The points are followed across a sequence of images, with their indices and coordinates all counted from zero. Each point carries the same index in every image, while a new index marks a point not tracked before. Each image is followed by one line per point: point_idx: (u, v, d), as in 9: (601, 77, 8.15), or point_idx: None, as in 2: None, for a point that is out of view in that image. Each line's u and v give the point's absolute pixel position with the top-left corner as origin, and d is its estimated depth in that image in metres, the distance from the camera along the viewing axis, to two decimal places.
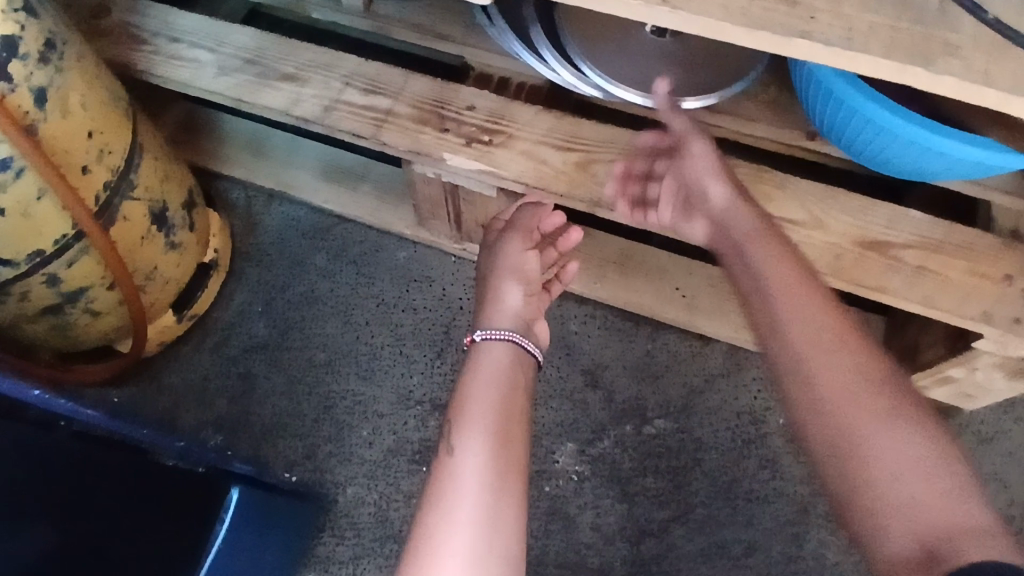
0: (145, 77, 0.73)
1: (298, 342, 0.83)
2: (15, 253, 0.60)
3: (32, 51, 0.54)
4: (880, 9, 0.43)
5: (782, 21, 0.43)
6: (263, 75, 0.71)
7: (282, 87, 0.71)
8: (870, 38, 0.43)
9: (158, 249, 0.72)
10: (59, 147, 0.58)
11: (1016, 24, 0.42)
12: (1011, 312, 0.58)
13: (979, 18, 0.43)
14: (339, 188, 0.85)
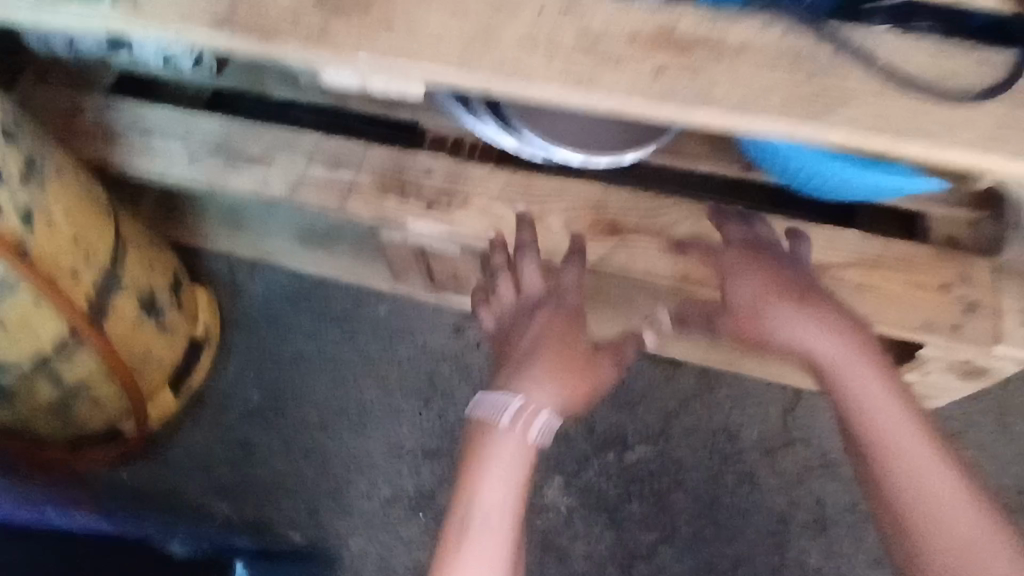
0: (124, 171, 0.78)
1: (293, 404, 0.87)
2: (18, 358, 0.64)
3: (14, 176, 0.59)
4: (775, 67, 0.46)
5: (682, 91, 0.46)
6: (233, 161, 0.76)
7: (252, 170, 0.75)
8: (763, 99, 0.45)
9: (150, 333, 0.76)
10: (48, 257, 0.62)
11: (902, 69, 0.45)
12: (946, 320, 0.62)
13: (869, 70, 0.45)
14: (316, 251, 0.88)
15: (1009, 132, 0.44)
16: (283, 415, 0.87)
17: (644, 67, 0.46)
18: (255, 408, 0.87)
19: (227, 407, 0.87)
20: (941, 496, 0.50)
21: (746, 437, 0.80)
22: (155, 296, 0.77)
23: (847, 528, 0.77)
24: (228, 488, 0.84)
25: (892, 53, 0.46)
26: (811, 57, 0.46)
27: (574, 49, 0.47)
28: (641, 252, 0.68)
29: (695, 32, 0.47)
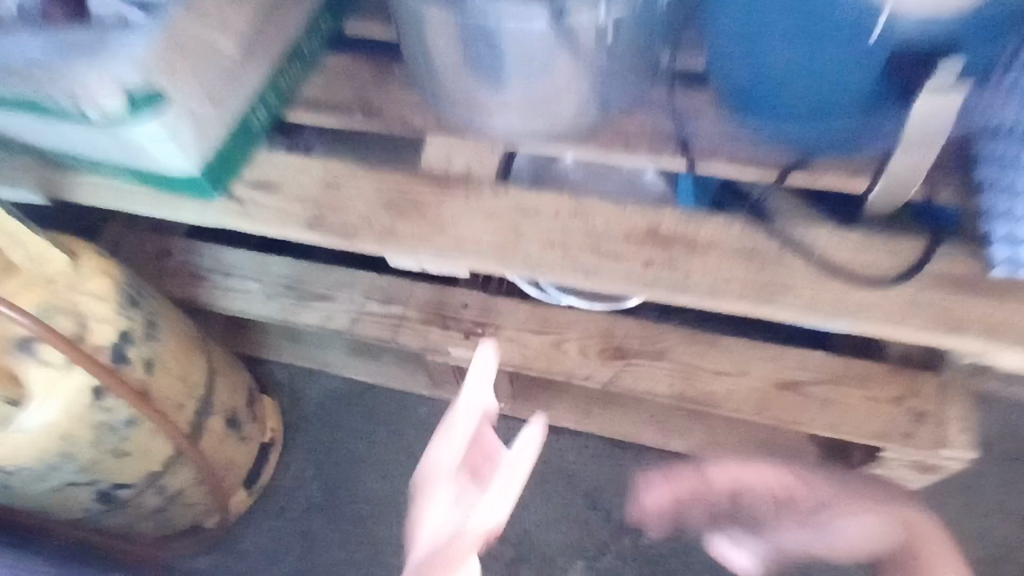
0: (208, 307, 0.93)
1: (347, 497, 1.00)
2: (135, 478, 0.77)
3: (138, 333, 0.72)
4: (734, 260, 0.60)
5: (665, 280, 0.61)
6: (302, 298, 0.91)
7: (318, 307, 0.90)
8: (729, 285, 0.59)
9: (231, 442, 0.90)
10: (163, 396, 0.76)
11: (834, 257, 0.59)
12: (901, 428, 0.75)
13: (808, 262, 0.59)
14: (365, 360, 1.03)
15: (919, 300, 0.57)
16: (339, 507, 0.99)
17: (636, 261, 0.62)
18: (314, 501, 1.00)
19: (290, 502, 1.00)
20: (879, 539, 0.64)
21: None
22: (235, 413, 0.90)
23: None
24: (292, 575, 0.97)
25: (825, 245, 0.60)
26: (763, 250, 0.60)
27: (582, 249, 0.63)
28: (644, 373, 0.82)
29: (674, 232, 0.62)
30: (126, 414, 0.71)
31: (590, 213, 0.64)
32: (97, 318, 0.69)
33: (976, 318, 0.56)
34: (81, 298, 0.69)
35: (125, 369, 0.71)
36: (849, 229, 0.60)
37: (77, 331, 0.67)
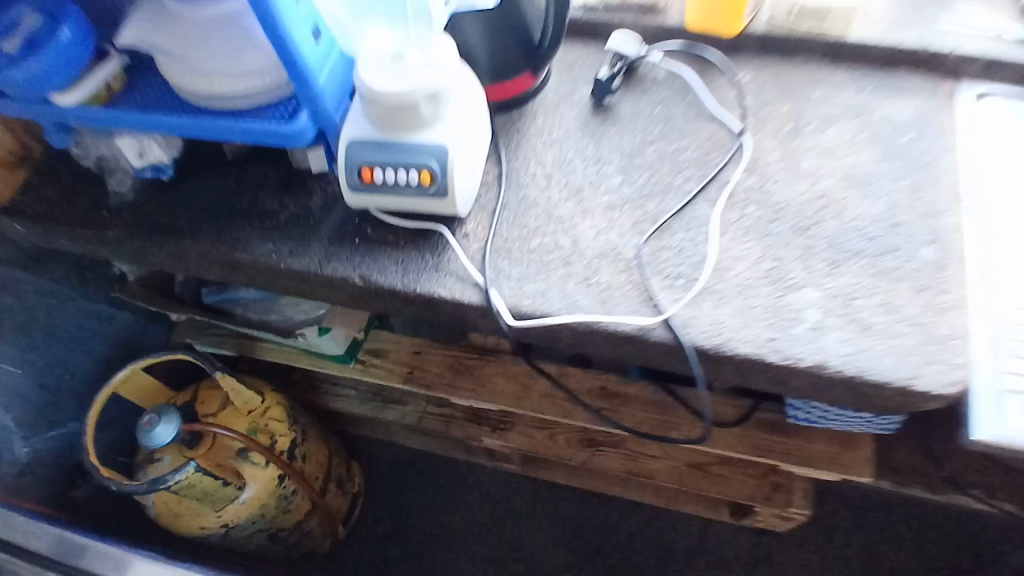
0: (315, 406, 1.32)
1: (409, 537, 1.41)
2: (292, 524, 1.18)
3: (296, 435, 1.16)
4: (646, 408, 1.07)
5: (610, 417, 1.06)
6: (384, 401, 1.31)
7: (395, 408, 1.31)
8: (639, 424, 1.06)
9: (338, 496, 1.31)
10: (308, 471, 1.19)
11: (702, 406, 1.05)
12: (764, 494, 1.21)
13: (685, 413, 1.05)
14: (421, 437, 1.40)
15: (739, 436, 1.04)
16: (402, 544, 1.40)
17: (594, 406, 1.07)
18: (384, 538, 1.41)
19: (368, 539, 1.41)
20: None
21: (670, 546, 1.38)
22: (340, 478, 1.32)
23: None
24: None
25: (699, 397, 1.06)
26: (666, 402, 1.06)
27: (561, 398, 1.08)
28: (608, 455, 1.26)
29: (617, 389, 1.08)
30: (291, 485, 1.13)
31: (567, 375, 1.08)
32: (278, 433, 1.13)
33: (771, 452, 1.03)
34: (266, 420, 1.13)
35: (289, 458, 1.15)
36: (712, 392, 1.06)
37: (270, 442, 1.12)
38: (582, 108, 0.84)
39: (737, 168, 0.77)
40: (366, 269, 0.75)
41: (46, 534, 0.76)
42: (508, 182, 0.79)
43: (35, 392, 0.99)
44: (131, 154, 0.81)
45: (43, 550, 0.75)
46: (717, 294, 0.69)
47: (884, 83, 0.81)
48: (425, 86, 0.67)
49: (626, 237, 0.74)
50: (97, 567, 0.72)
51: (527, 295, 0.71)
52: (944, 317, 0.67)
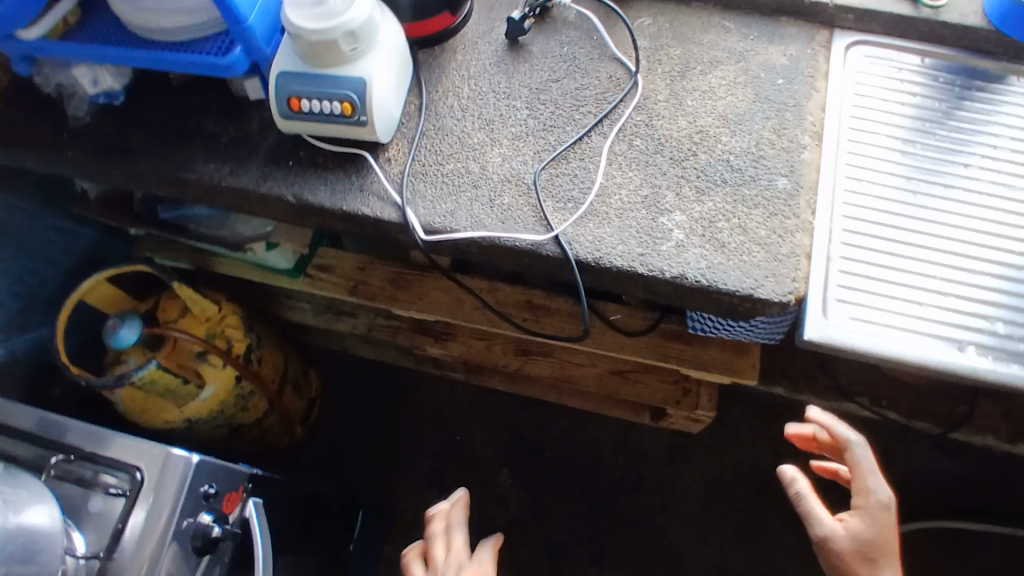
0: (271, 318, 1.44)
1: (362, 438, 1.55)
2: (250, 421, 1.31)
3: (252, 342, 1.28)
4: (566, 317, 1.17)
5: (532, 327, 1.17)
6: (337, 312, 1.42)
7: (346, 320, 1.42)
8: (558, 330, 1.17)
9: (294, 399, 1.45)
10: (264, 374, 1.31)
11: (615, 316, 1.18)
12: (675, 397, 1.34)
13: (598, 320, 1.18)
14: (372, 346, 1.52)
15: (647, 342, 1.16)
16: (357, 443, 1.55)
17: (519, 316, 1.18)
18: (341, 438, 1.55)
19: (326, 438, 1.56)
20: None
21: (599, 445, 1.52)
22: (296, 383, 1.45)
23: (653, 492, 1.47)
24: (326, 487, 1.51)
25: (613, 309, 1.18)
26: (583, 313, 1.18)
27: (484, 310, 1.19)
28: (538, 362, 1.38)
29: (541, 301, 1.19)
30: (248, 386, 1.25)
31: (496, 289, 1.19)
32: (234, 338, 1.24)
33: (675, 357, 1.15)
34: (222, 327, 1.24)
35: (247, 362, 1.26)
36: (625, 305, 1.18)
37: (226, 346, 1.23)
38: (498, 46, 0.93)
39: (627, 106, 0.88)
40: (299, 188, 0.85)
41: (19, 411, 0.78)
42: (427, 114, 0.89)
43: (8, 297, 1.08)
44: (86, 82, 0.89)
45: (13, 422, 0.78)
46: (598, 216, 0.81)
47: (765, 30, 0.92)
48: (344, 25, 0.75)
49: (527, 165, 0.85)
50: (68, 437, 0.76)
51: (438, 214, 0.82)
52: (790, 236, 0.78)
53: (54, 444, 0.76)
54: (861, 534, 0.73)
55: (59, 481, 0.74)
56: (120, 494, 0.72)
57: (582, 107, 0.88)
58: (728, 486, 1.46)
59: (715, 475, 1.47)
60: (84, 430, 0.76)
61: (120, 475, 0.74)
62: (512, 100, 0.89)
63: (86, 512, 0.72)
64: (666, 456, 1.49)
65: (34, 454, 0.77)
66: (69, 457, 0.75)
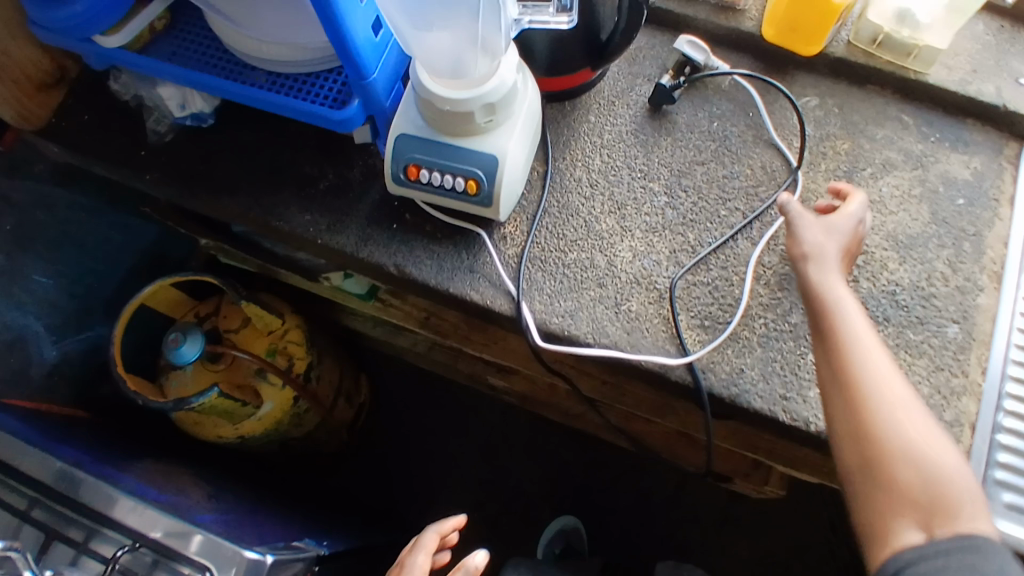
0: (328, 324, 1.36)
1: (406, 449, 1.49)
2: (302, 433, 1.26)
3: (311, 359, 1.20)
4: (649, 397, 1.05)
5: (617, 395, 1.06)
6: (396, 329, 1.33)
7: (405, 336, 1.33)
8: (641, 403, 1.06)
9: (347, 409, 1.38)
10: (320, 390, 1.24)
11: None
12: (744, 471, 1.25)
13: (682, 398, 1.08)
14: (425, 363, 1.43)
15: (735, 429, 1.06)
16: (399, 456, 1.49)
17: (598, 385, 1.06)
18: (385, 448, 1.50)
19: (370, 445, 1.50)
20: (957, 462, 0.55)
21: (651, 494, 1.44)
22: (349, 394, 1.37)
23: (700, 553, 1.41)
24: (366, 498, 1.46)
25: None
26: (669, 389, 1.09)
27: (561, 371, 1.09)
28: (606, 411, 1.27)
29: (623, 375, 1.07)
30: (305, 404, 1.19)
31: None
32: (296, 356, 1.16)
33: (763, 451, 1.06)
34: (283, 343, 1.16)
35: (307, 381, 1.19)
36: None
37: (286, 364, 1.15)
38: (637, 109, 0.81)
39: (781, 206, 0.76)
40: (401, 260, 0.75)
41: (47, 462, 0.74)
42: (551, 186, 0.78)
43: (69, 301, 0.99)
44: (173, 104, 0.79)
45: (43, 480, 0.73)
46: (741, 343, 0.71)
47: (948, 132, 0.79)
48: (483, 98, 0.64)
49: (661, 266, 0.74)
50: (96, 504, 0.71)
51: (556, 314, 0.73)
52: (956, 401, 0.68)
53: (125, 528, 0.70)
54: (813, 228, 0.68)
55: None
56: None
57: (727, 198, 0.77)
58: (778, 559, 1.40)
59: (766, 546, 1.40)
60: (126, 503, 0.71)
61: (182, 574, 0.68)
62: (647, 176, 0.78)
63: None
64: (717, 518, 1.42)
65: (95, 532, 0.70)
66: (136, 546, 0.69)
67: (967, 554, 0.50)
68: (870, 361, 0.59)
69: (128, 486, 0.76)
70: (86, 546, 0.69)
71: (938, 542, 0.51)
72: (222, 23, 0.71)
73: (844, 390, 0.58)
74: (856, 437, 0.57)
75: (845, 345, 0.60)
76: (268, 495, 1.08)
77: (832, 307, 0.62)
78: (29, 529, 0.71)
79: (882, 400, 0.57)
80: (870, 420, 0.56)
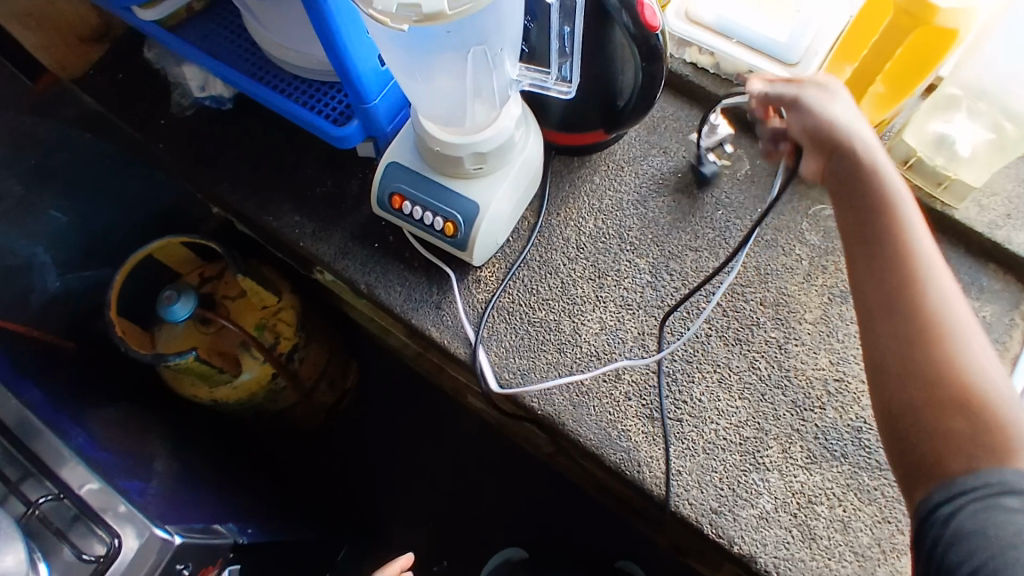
0: (328, 308, 1.37)
1: (385, 445, 1.41)
2: (279, 409, 1.26)
3: (299, 341, 1.19)
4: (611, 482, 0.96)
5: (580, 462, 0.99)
6: (387, 330, 1.30)
7: (396, 339, 1.31)
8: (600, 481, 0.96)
9: (328, 398, 1.35)
10: (304, 373, 1.24)
11: None
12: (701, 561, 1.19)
13: None
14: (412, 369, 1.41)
15: None
16: None
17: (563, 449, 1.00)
18: None
19: (349, 429, 1.42)
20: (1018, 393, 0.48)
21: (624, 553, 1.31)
22: (331, 377, 1.33)
23: None
24: None
25: None
26: None
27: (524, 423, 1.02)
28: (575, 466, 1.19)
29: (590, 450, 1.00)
30: (282, 383, 1.18)
31: None
32: (283, 335, 1.16)
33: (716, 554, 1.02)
34: (275, 320, 1.16)
35: (293, 362, 1.19)
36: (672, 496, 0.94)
37: (272, 342, 1.15)
38: (645, 181, 0.79)
39: (764, 311, 0.73)
40: (374, 281, 0.76)
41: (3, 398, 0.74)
42: (537, 239, 0.77)
43: (79, 239, 1.03)
44: (195, 84, 0.83)
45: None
46: (686, 444, 0.69)
47: (964, 273, 0.74)
48: (472, 148, 0.63)
49: (624, 344, 0.72)
50: (36, 446, 0.71)
51: (508, 370, 0.72)
52: (894, 558, 0.64)
53: (49, 476, 0.70)
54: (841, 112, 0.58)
55: (38, 520, 0.67)
56: (95, 561, 0.66)
57: (711, 284, 0.75)
58: None
59: None
60: (64, 454, 0.72)
61: (98, 535, 0.68)
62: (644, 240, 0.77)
63: (58, 551, 0.67)
64: None
65: (30, 475, 0.70)
66: (60, 497, 0.69)
67: (1000, 497, 0.42)
68: (928, 281, 0.51)
69: (70, 437, 0.76)
70: (16, 486, 0.69)
71: (969, 474, 0.44)
72: (249, 20, 0.72)
73: (889, 313, 0.51)
74: (910, 374, 0.49)
75: (899, 260, 0.52)
76: (222, 463, 1.10)
77: (884, 211, 0.54)
78: None
79: (937, 326, 0.49)
80: (922, 349, 0.49)
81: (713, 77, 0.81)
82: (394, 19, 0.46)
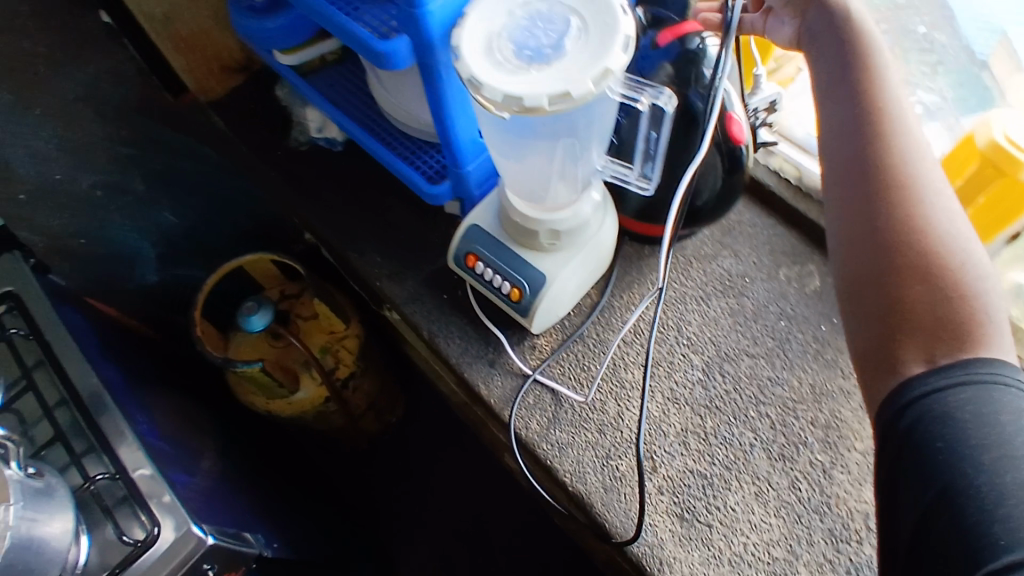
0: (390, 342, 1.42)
1: (417, 485, 1.43)
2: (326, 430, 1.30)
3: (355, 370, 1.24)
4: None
5: None
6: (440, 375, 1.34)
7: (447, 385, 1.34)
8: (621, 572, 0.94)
9: (373, 428, 1.39)
10: (356, 400, 1.28)
11: None
12: None
13: None
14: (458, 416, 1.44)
15: None
16: None
17: None
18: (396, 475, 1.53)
19: (387, 462, 1.45)
20: (983, 262, 0.50)
21: None
22: (379, 408, 1.37)
23: None
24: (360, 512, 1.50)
25: None
26: None
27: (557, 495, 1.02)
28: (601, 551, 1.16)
29: None
30: (333, 407, 1.23)
31: None
32: (343, 362, 1.21)
33: None
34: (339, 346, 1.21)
35: (347, 390, 1.24)
36: None
37: (332, 366, 1.21)
38: (712, 282, 0.81)
39: (814, 432, 0.72)
40: (436, 329, 0.79)
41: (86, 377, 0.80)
42: (597, 317, 0.79)
43: (180, 237, 1.13)
44: (314, 125, 0.93)
45: (76, 386, 0.79)
46: (712, 552, 0.67)
47: None
48: (548, 224, 0.67)
49: (666, 437, 0.73)
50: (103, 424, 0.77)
51: (547, 441, 0.73)
52: None
53: (108, 452, 0.75)
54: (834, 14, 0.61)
55: (91, 495, 0.72)
56: (132, 543, 0.70)
57: (761, 392, 0.75)
58: None
59: None
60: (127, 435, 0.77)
61: (140, 518, 0.72)
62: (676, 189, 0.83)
63: (101, 528, 0.72)
64: None
65: (92, 450, 0.76)
66: (114, 477, 0.73)
67: (955, 391, 0.45)
68: (901, 167, 0.53)
69: (135, 421, 0.82)
70: (80, 457, 0.75)
71: (938, 371, 0.46)
72: (374, 82, 0.79)
73: (864, 199, 0.53)
74: (877, 257, 0.51)
75: (878, 150, 0.54)
76: (261, 469, 1.14)
77: (868, 106, 0.56)
78: (44, 423, 0.78)
79: (905, 211, 0.51)
80: (892, 229, 0.51)
81: (797, 191, 0.83)
82: (497, 106, 0.50)
